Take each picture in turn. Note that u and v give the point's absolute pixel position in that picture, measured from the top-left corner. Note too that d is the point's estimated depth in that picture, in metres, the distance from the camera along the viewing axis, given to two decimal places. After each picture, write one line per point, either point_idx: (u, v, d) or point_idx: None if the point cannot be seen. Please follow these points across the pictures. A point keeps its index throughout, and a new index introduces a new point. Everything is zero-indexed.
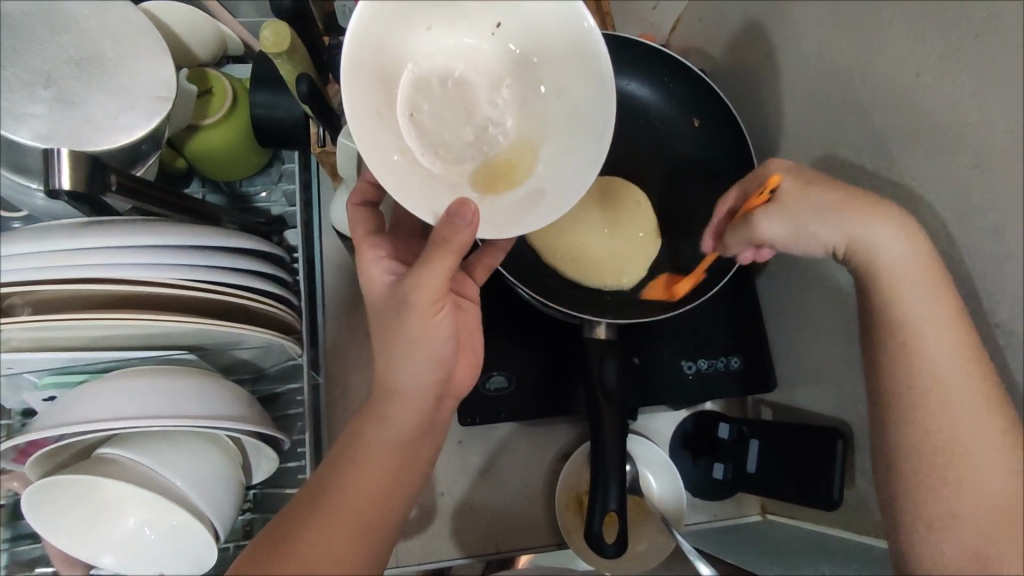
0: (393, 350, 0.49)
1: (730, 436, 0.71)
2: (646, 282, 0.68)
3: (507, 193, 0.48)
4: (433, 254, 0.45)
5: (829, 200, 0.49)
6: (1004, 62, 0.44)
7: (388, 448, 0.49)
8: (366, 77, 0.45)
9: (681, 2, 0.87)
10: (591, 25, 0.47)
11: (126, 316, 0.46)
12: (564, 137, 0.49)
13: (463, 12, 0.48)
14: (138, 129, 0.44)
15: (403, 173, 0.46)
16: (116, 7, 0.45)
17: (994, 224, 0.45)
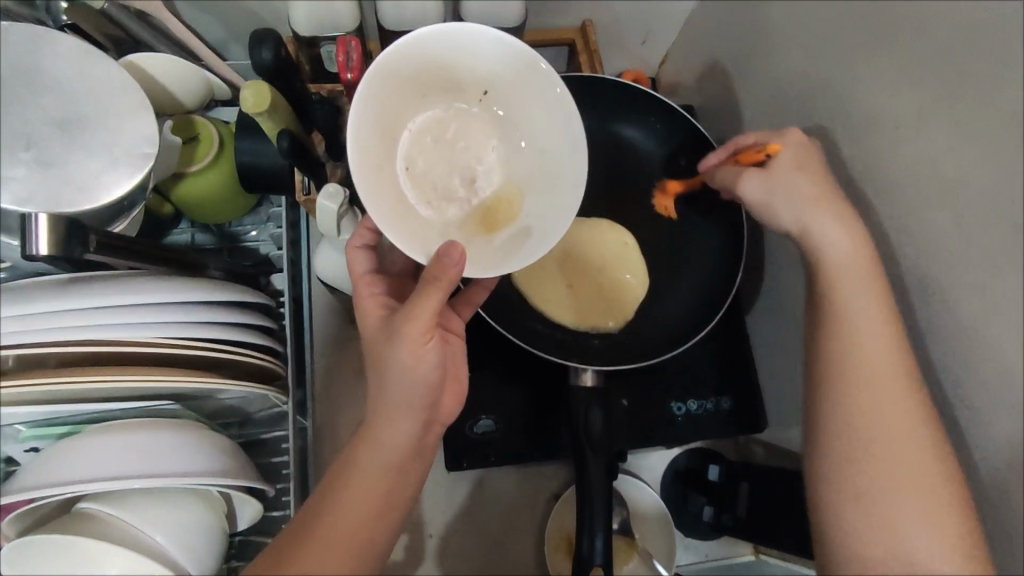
0: (386, 379, 0.47)
1: (719, 478, 0.71)
2: (634, 324, 0.68)
3: (496, 236, 0.50)
4: (423, 288, 0.45)
5: (802, 184, 0.51)
6: (980, 118, 0.43)
7: (377, 481, 0.47)
8: (368, 135, 0.46)
9: (669, 38, 0.89)
10: (564, 91, 0.49)
11: (109, 379, 0.47)
12: (546, 191, 0.51)
13: (452, 80, 0.50)
14: (120, 188, 0.44)
15: (397, 218, 0.46)
16: (99, 65, 0.46)
17: (974, 280, 0.44)
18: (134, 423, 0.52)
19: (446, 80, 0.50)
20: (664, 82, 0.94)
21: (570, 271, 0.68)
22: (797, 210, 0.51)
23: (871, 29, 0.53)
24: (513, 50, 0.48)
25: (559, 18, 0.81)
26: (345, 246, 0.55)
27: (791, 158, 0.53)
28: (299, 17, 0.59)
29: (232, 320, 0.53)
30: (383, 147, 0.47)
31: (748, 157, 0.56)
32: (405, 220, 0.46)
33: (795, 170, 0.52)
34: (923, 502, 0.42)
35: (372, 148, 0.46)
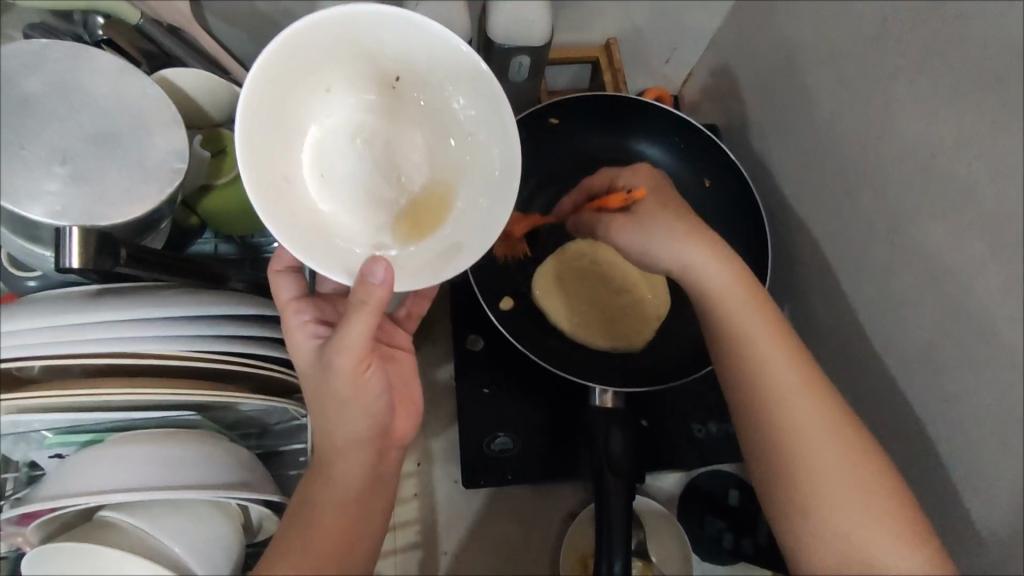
0: (332, 411, 0.53)
1: (740, 503, 0.71)
2: (655, 344, 0.67)
3: (430, 236, 0.59)
4: (351, 315, 0.50)
5: (678, 228, 0.55)
6: None
7: (343, 499, 0.53)
8: (271, 143, 0.53)
9: (692, 59, 0.89)
10: (488, 74, 0.55)
11: (135, 392, 0.48)
12: (470, 180, 0.59)
13: (367, 64, 0.56)
14: (151, 202, 0.46)
15: (310, 231, 0.54)
16: (134, 81, 0.47)
17: None
18: (157, 434, 0.53)
19: (359, 64, 0.56)
20: (686, 101, 0.94)
21: (589, 290, 0.68)
22: (670, 250, 0.54)
23: None
24: (426, 34, 0.53)
25: (584, 35, 0.81)
26: (268, 272, 0.59)
27: (655, 203, 0.58)
28: None
29: (253, 332, 0.54)
30: (291, 159, 0.55)
31: (613, 201, 0.61)
32: (323, 233, 0.55)
33: (656, 211, 0.57)
34: (860, 518, 0.46)
35: (285, 164, 0.54)
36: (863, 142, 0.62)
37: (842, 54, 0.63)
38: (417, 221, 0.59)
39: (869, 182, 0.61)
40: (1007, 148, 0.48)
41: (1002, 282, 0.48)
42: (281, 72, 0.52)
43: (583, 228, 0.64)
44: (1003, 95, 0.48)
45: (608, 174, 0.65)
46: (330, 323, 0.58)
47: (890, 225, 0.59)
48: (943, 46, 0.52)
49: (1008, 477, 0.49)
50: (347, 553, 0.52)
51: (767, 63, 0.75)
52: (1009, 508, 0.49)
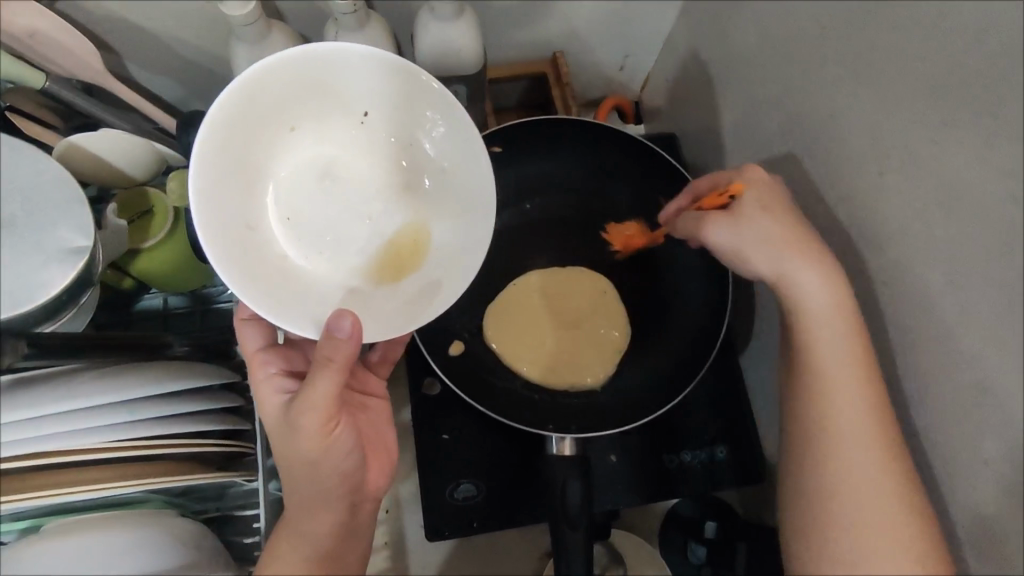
0: (295, 472, 0.49)
1: (716, 535, 0.66)
2: (615, 376, 0.64)
3: (403, 281, 0.54)
4: (315, 372, 0.46)
5: (779, 236, 0.51)
6: (999, 149, 0.40)
7: (311, 560, 0.49)
8: (230, 189, 0.50)
9: (646, 65, 0.86)
10: (462, 113, 0.52)
11: (58, 490, 0.45)
12: (449, 217, 0.56)
13: (334, 104, 0.54)
14: (53, 288, 0.44)
15: (271, 280, 0.50)
16: (26, 159, 0.44)
17: (1005, 323, 0.40)
18: (93, 520, 0.50)
19: (326, 104, 0.54)
20: (648, 105, 0.90)
21: (545, 326, 0.65)
22: (773, 260, 0.51)
23: (868, 52, 0.49)
24: (392, 65, 0.51)
25: (530, 51, 0.78)
26: (235, 318, 0.56)
27: (760, 210, 0.53)
28: (241, 66, 0.55)
29: (183, 407, 0.52)
30: (252, 205, 0.52)
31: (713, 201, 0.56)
32: (287, 279, 0.52)
33: (762, 215, 0.52)
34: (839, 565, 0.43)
35: (244, 209, 0.51)
36: (812, 151, 0.58)
37: (788, 58, 0.59)
38: (389, 265, 0.55)
39: (819, 196, 0.57)
40: (947, 161, 0.43)
41: (951, 310, 0.44)
42: (240, 116, 0.49)
43: (680, 227, 0.58)
44: (935, 104, 0.44)
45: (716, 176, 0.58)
46: (299, 374, 0.55)
47: (844, 241, 0.55)
48: (882, 51, 0.48)
49: (966, 519, 0.46)
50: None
51: (717, 68, 0.71)
52: (964, 552, 0.46)
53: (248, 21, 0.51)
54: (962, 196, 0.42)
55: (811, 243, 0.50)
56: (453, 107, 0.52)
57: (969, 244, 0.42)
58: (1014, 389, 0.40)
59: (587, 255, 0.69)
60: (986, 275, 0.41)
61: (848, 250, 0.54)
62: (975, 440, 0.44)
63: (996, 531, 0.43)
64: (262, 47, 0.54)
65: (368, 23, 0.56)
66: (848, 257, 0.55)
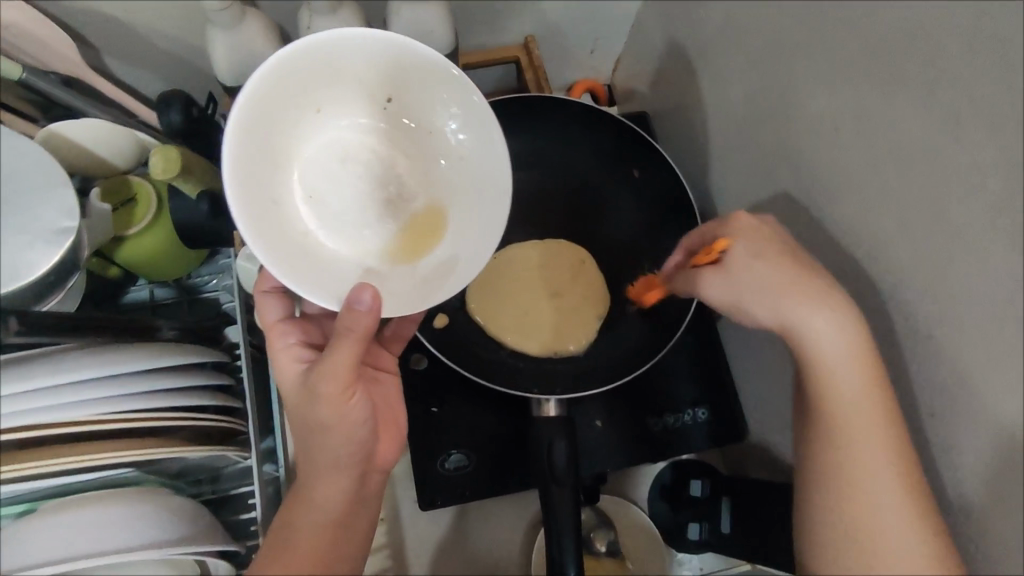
0: (311, 439, 0.49)
1: (703, 493, 0.69)
2: (596, 343, 0.66)
3: (422, 259, 0.56)
4: (335, 342, 0.46)
5: (778, 275, 0.50)
6: (949, 96, 0.42)
7: (322, 525, 0.49)
8: (258, 165, 0.51)
9: (616, 48, 0.88)
10: (480, 98, 0.53)
11: (54, 462, 0.46)
12: (464, 202, 0.57)
13: (357, 88, 0.55)
14: (38, 268, 0.45)
15: (296, 255, 0.51)
16: (9, 140, 0.45)
17: (962, 259, 0.43)
18: (88, 497, 0.51)
19: (349, 87, 0.55)
20: (619, 88, 0.92)
21: (527, 297, 0.67)
22: (773, 309, 0.49)
23: (822, 17, 0.52)
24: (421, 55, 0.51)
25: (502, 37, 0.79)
26: (255, 291, 0.57)
27: (753, 257, 0.51)
28: (220, 54, 0.56)
29: (175, 385, 0.53)
30: (277, 181, 0.53)
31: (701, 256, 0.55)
32: (310, 253, 0.53)
33: (754, 261, 0.51)
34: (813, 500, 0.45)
35: (270, 185, 0.52)
36: (774, 117, 0.60)
37: (748, 33, 0.61)
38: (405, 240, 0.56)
39: (786, 160, 0.59)
40: (901, 112, 0.46)
41: (910, 255, 0.47)
42: (272, 94, 0.50)
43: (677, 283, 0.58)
44: (892, 63, 0.46)
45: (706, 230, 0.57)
46: (318, 346, 0.55)
47: (810, 201, 0.57)
48: (836, 14, 0.50)
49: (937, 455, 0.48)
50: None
51: (682, 46, 0.73)
52: None
53: (222, 7, 0.52)
54: (916, 144, 0.45)
55: (820, 289, 0.48)
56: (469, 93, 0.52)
57: (923, 188, 0.45)
58: (975, 325, 0.42)
59: (566, 228, 0.71)
60: (940, 217, 0.44)
61: (813, 210, 0.57)
62: (933, 379, 0.46)
63: (957, 465, 0.45)
64: (239, 31, 0.55)
65: (341, 6, 0.57)
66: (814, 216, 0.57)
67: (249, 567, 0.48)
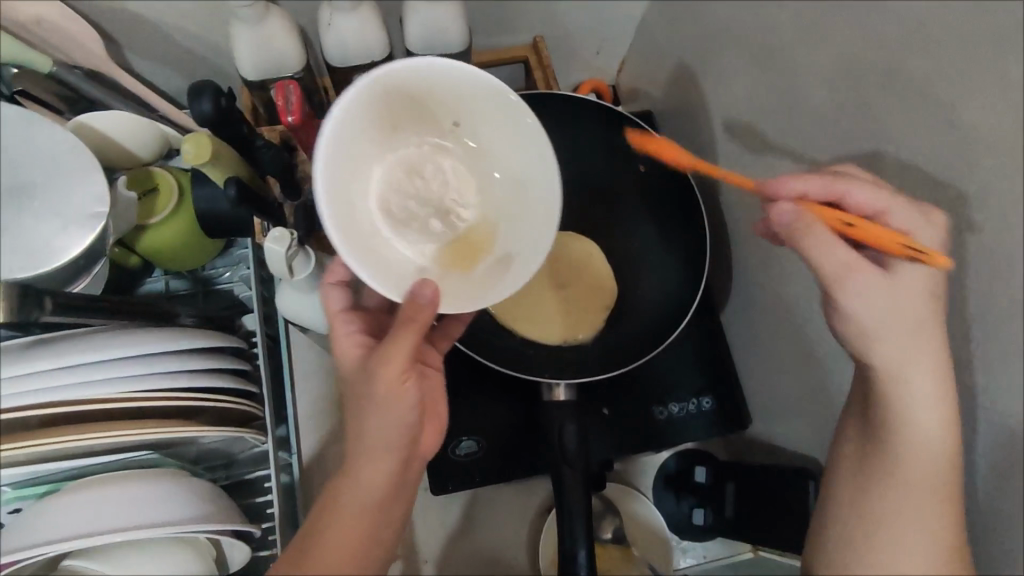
0: (360, 428, 0.47)
1: (707, 480, 0.70)
2: (604, 333, 0.68)
3: (473, 267, 0.52)
4: (396, 331, 0.45)
5: (923, 313, 0.44)
6: (947, 91, 0.45)
7: (360, 513, 0.47)
8: (340, 163, 0.47)
9: (622, 49, 0.90)
10: (534, 121, 0.49)
11: (85, 437, 0.48)
12: (517, 218, 0.53)
13: (424, 117, 0.53)
14: (71, 252, 0.46)
15: (368, 251, 0.47)
16: (44, 128, 0.47)
17: (958, 245, 0.45)
18: (113, 476, 0.53)
19: (416, 117, 0.53)
20: (624, 87, 0.94)
21: (535, 287, 0.69)
22: (899, 344, 0.44)
23: (824, 17, 0.54)
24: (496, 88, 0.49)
25: (511, 37, 0.81)
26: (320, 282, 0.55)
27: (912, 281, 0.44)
28: (243, 49, 0.58)
29: (198, 366, 0.54)
30: (349, 180, 0.48)
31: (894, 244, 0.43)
32: (377, 252, 0.48)
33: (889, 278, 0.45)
34: None
35: (346, 182, 0.48)
36: (777, 114, 0.62)
37: (754, 32, 0.63)
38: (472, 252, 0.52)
39: (789, 154, 0.62)
40: (903, 103, 0.48)
41: None
42: (364, 102, 0.47)
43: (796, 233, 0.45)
44: (892, 59, 0.49)
45: (841, 184, 0.46)
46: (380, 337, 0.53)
47: None
48: (838, 14, 0.53)
49: None
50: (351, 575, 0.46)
51: (687, 46, 0.75)
52: None
53: (248, 3, 0.54)
54: (916, 136, 0.47)
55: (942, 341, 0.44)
56: (523, 114, 0.49)
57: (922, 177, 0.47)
58: (977, 309, 0.45)
59: (575, 222, 0.73)
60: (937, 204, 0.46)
61: None
62: None
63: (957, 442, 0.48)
64: (262, 28, 0.57)
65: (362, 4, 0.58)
66: None
67: (287, 550, 0.47)
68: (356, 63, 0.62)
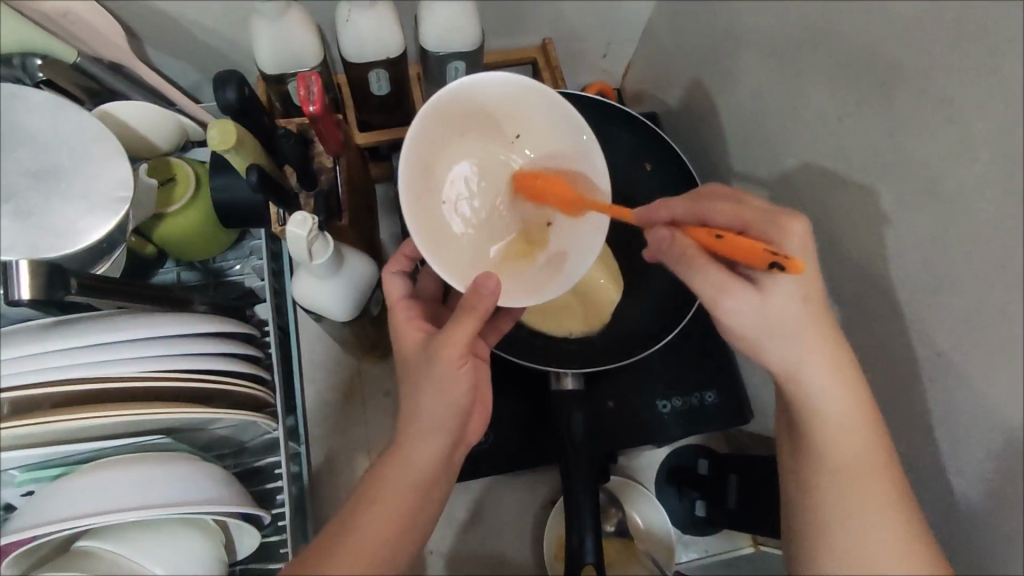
0: (414, 407, 0.49)
1: (709, 472, 0.74)
2: (610, 325, 0.70)
3: (531, 265, 0.55)
4: (458, 317, 0.47)
5: (810, 323, 0.46)
6: (942, 89, 0.46)
7: (409, 487, 0.48)
8: (417, 169, 0.49)
9: (628, 52, 0.92)
10: (591, 137, 0.53)
11: (105, 415, 0.49)
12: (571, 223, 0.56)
13: (490, 131, 0.55)
14: (95, 234, 0.47)
15: (439, 249, 0.49)
16: (72, 114, 0.49)
17: (954, 238, 0.47)
18: (128, 457, 0.54)
19: (483, 131, 0.54)
20: (630, 90, 0.96)
21: None
22: (792, 351, 0.47)
23: (825, 19, 0.56)
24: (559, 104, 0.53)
25: (521, 39, 0.83)
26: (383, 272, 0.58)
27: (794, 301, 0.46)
28: (262, 43, 0.59)
29: (214, 349, 0.55)
30: (426, 185, 0.50)
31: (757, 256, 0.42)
32: (449, 252, 0.50)
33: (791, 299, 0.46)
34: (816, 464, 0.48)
35: (422, 187, 0.50)
36: (780, 114, 0.64)
37: (759, 34, 0.65)
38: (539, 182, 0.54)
39: (792, 153, 0.63)
40: (901, 101, 0.50)
41: (910, 235, 0.51)
42: (441, 112, 0.49)
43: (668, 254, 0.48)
44: (890, 58, 0.50)
45: (744, 212, 0.48)
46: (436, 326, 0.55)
47: (820, 190, 0.61)
48: (837, 17, 0.55)
49: (931, 422, 0.52)
50: (392, 553, 0.46)
51: (691, 49, 0.77)
52: (923, 450, 0.53)
53: None
54: (914, 133, 0.49)
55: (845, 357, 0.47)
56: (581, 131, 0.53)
57: (919, 173, 0.49)
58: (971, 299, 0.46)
59: None
60: (934, 198, 0.48)
61: (818, 199, 0.61)
62: (931, 344, 0.50)
63: (958, 429, 0.49)
64: (282, 23, 0.58)
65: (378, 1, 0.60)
66: (818, 205, 0.61)
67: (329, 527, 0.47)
68: (371, 58, 0.64)
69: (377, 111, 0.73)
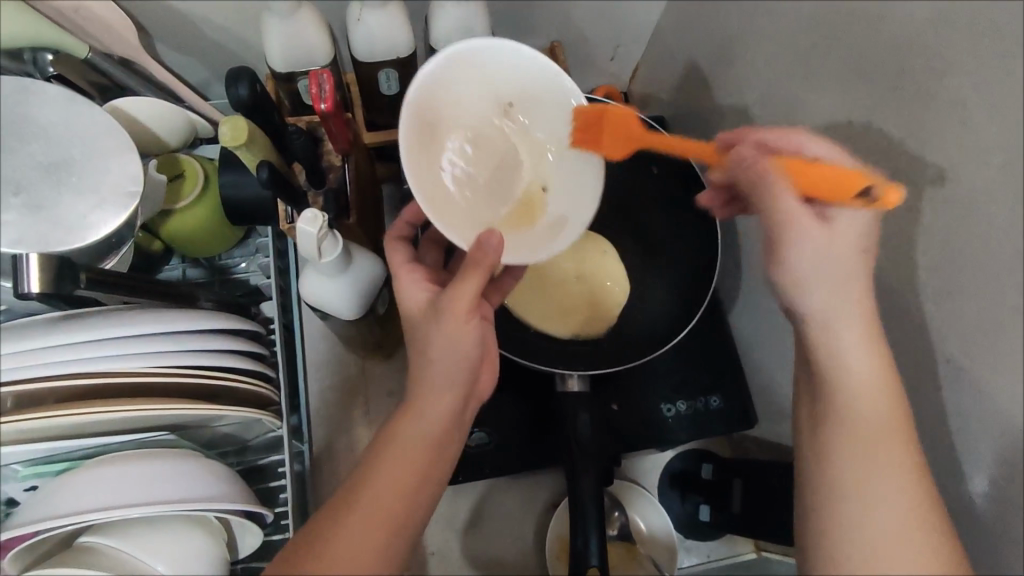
0: (424, 361, 0.49)
1: (713, 476, 0.74)
2: (615, 328, 0.70)
3: (533, 227, 0.53)
4: (463, 274, 0.47)
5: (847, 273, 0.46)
6: (954, 96, 0.46)
7: (418, 449, 0.48)
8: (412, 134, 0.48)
9: (636, 55, 0.92)
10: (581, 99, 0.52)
11: (111, 411, 0.49)
12: (569, 188, 0.54)
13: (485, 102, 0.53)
14: (104, 228, 0.47)
15: (439, 213, 0.48)
16: (83, 107, 0.49)
17: (964, 245, 0.47)
18: (133, 453, 0.54)
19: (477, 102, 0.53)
20: (637, 93, 0.96)
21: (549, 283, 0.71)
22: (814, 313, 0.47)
23: (837, 25, 0.56)
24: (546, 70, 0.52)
25: (530, 40, 0.83)
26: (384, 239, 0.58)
27: (857, 239, 0.46)
28: (273, 41, 0.59)
29: (221, 346, 0.55)
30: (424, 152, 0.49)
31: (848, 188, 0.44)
32: (449, 216, 0.49)
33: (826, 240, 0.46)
34: None
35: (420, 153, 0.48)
36: (789, 118, 0.64)
37: (770, 38, 0.64)
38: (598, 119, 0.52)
39: None
40: (912, 109, 0.50)
41: (919, 241, 0.51)
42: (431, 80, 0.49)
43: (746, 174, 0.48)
44: (902, 65, 0.50)
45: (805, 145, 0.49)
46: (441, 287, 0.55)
47: None
48: (849, 22, 0.55)
49: (936, 428, 0.52)
50: (403, 516, 0.46)
51: (699, 52, 0.77)
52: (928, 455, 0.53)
53: None
54: (924, 140, 0.49)
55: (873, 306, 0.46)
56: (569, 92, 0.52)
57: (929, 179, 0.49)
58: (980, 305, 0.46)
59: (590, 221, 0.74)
60: (944, 205, 0.48)
61: None
62: (941, 350, 0.50)
63: (967, 436, 0.49)
64: (294, 21, 0.58)
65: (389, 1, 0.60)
66: None
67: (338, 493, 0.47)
68: (381, 57, 0.64)
69: (385, 110, 0.73)
